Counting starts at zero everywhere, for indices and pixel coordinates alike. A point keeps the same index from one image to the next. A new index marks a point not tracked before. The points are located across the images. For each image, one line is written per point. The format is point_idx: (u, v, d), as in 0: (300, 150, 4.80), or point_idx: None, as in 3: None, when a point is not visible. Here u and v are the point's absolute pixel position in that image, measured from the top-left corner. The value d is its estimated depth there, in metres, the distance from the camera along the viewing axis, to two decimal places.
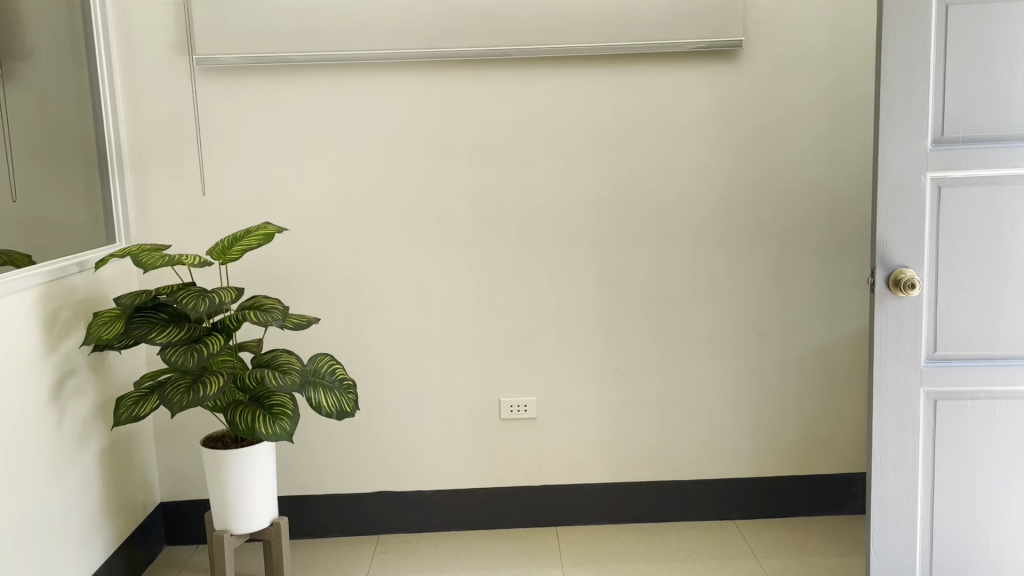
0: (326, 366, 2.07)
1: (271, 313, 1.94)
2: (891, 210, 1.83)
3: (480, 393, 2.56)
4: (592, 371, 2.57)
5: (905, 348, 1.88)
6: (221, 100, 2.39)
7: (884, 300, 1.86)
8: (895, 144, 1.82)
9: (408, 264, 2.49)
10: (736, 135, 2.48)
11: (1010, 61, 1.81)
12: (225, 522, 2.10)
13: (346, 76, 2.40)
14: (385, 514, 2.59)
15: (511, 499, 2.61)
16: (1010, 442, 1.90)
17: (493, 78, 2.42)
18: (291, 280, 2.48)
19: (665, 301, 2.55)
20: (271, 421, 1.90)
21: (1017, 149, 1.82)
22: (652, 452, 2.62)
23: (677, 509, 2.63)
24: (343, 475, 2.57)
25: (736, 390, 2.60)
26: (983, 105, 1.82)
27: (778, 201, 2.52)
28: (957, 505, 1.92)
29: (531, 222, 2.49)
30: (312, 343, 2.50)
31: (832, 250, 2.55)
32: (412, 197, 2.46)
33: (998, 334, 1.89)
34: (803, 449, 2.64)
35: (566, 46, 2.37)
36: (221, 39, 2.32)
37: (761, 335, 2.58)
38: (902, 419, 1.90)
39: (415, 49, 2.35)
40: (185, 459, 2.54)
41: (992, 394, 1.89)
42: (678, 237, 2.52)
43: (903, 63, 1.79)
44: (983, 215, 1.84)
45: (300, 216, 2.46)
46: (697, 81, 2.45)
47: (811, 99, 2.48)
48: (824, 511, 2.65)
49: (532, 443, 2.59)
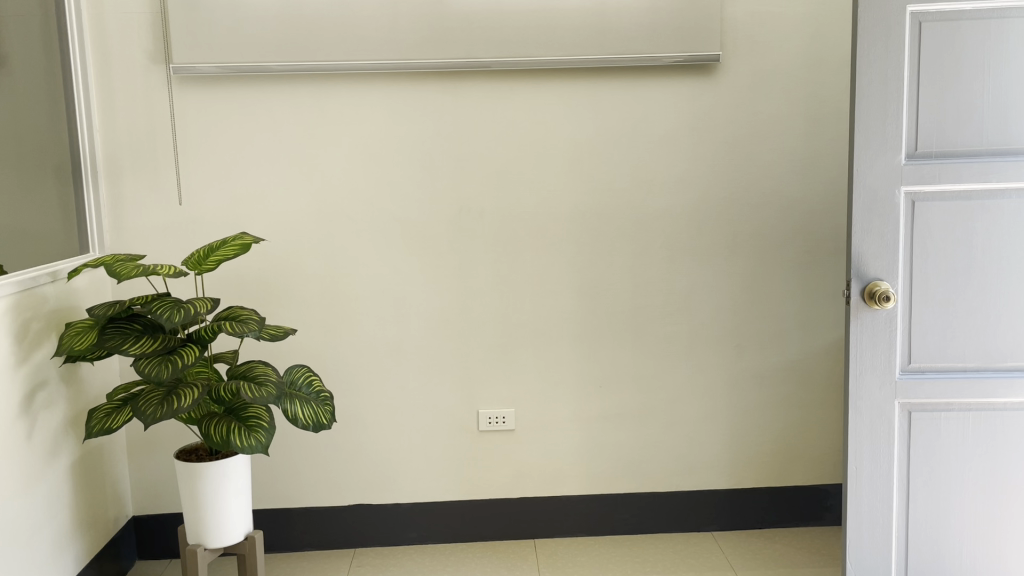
0: (302, 378, 2.05)
1: (247, 324, 1.92)
2: (866, 223, 1.85)
3: (458, 405, 2.55)
4: (572, 383, 2.57)
5: (880, 360, 1.89)
6: (198, 109, 2.38)
7: (860, 313, 1.88)
8: (870, 158, 1.84)
9: (387, 274, 2.48)
10: (713, 148, 2.50)
11: (982, 78, 1.83)
12: (198, 536, 2.07)
13: (325, 86, 2.39)
14: (362, 527, 2.57)
15: (489, 512, 2.60)
16: (983, 453, 1.92)
17: (472, 90, 2.43)
18: (268, 291, 2.46)
19: (643, 313, 2.56)
20: (246, 433, 1.88)
21: (989, 163, 1.84)
22: (629, 463, 2.62)
23: (655, 520, 2.63)
24: (318, 487, 2.55)
25: (714, 402, 2.61)
26: (956, 120, 1.84)
27: (755, 214, 2.54)
28: (932, 518, 1.94)
29: (510, 234, 2.50)
30: (289, 354, 2.48)
31: (809, 263, 2.57)
32: (391, 208, 2.46)
33: (971, 346, 1.90)
34: (781, 461, 2.65)
35: (545, 58, 2.37)
36: (197, 47, 2.30)
37: (739, 347, 2.59)
38: (877, 430, 1.91)
39: (393, 60, 2.35)
40: (159, 472, 2.51)
41: (966, 406, 1.91)
42: (657, 249, 2.53)
43: (878, 78, 1.82)
44: (956, 229, 1.86)
45: (277, 227, 2.44)
46: (675, 94, 2.47)
47: (788, 113, 2.50)
48: (801, 523, 2.66)
49: (509, 455, 2.58)
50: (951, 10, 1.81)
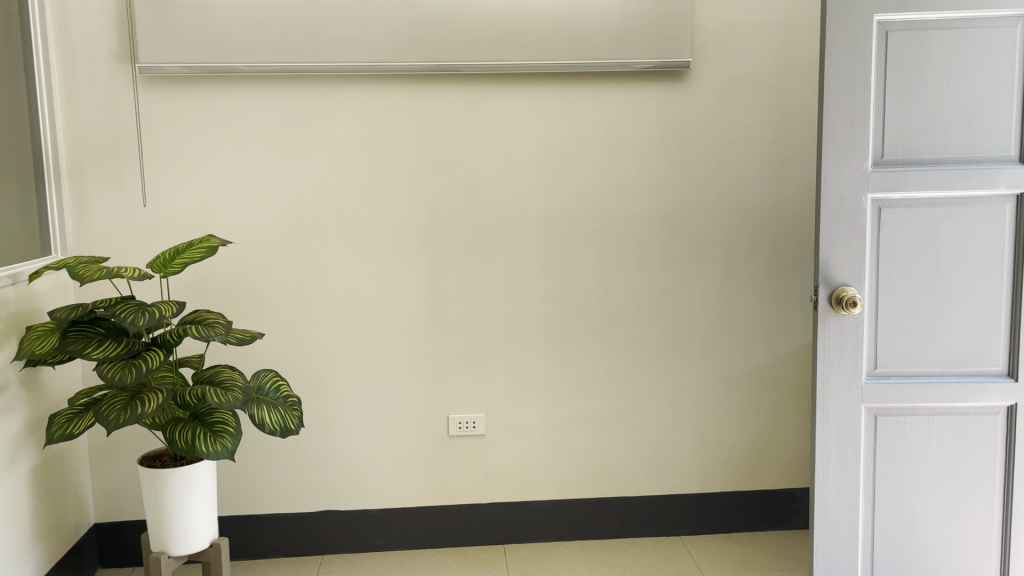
0: (269, 383, 2.02)
1: (213, 328, 1.89)
2: (833, 230, 1.87)
3: (428, 410, 2.53)
4: (542, 387, 2.56)
5: (846, 364, 1.91)
6: (165, 109, 2.34)
7: (827, 318, 1.90)
8: (837, 165, 1.85)
9: (356, 278, 2.46)
10: (683, 153, 2.52)
11: (946, 87, 1.86)
12: (161, 544, 2.03)
13: (295, 88, 2.37)
14: (329, 533, 2.54)
15: (459, 517, 2.58)
16: (947, 456, 1.94)
17: (443, 94, 2.42)
18: (235, 294, 2.43)
19: (614, 318, 2.56)
20: (212, 439, 1.85)
21: (953, 171, 1.87)
22: (599, 468, 2.62)
23: (625, 525, 2.63)
24: (286, 493, 2.52)
25: (683, 406, 2.62)
26: (921, 128, 1.87)
27: (725, 220, 2.55)
28: (898, 520, 1.96)
29: (480, 237, 2.49)
30: (257, 358, 2.46)
31: (778, 269, 2.59)
32: (360, 211, 2.44)
33: (935, 351, 1.92)
34: (748, 465, 2.67)
35: (517, 62, 2.37)
36: (164, 47, 2.27)
37: (708, 351, 2.60)
38: (844, 434, 1.93)
39: (363, 62, 2.33)
40: (122, 478, 2.46)
41: (931, 410, 1.93)
42: (627, 254, 2.54)
43: (845, 86, 1.84)
44: (922, 236, 1.89)
45: (245, 230, 2.41)
46: (646, 100, 2.48)
47: (758, 120, 2.53)
48: (768, 526, 2.68)
49: (479, 460, 2.57)
50: (917, 19, 1.84)
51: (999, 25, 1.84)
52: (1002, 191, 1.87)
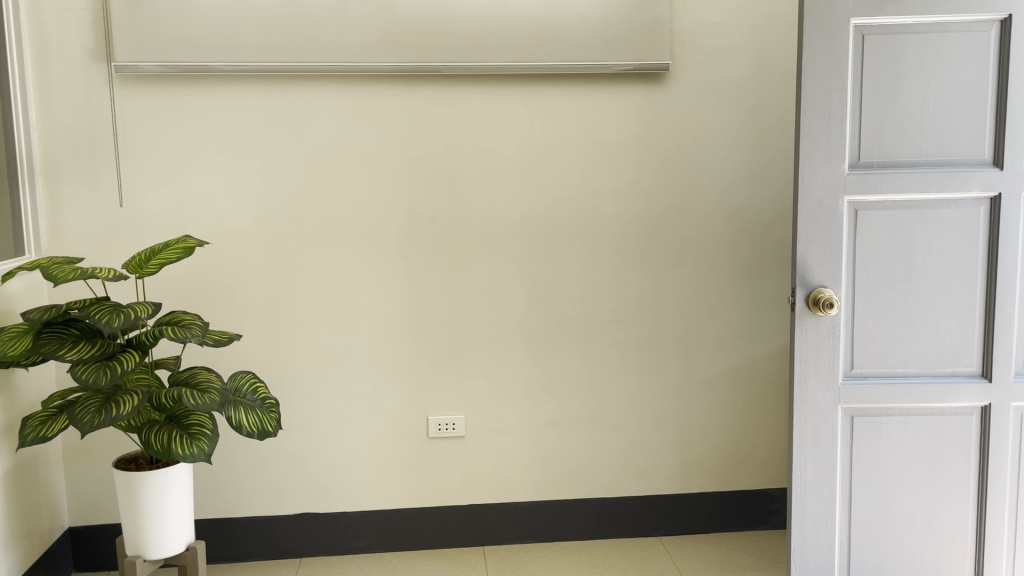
0: (246, 385, 2.00)
1: (190, 329, 1.87)
2: (810, 232, 1.88)
3: (408, 412, 2.52)
4: (521, 389, 2.56)
5: (823, 365, 1.92)
6: (141, 108, 2.32)
7: (804, 319, 1.91)
8: (814, 168, 1.87)
9: (335, 280, 2.45)
10: (662, 155, 2.53)
11: (921, 90, 1.87)
12: (137, 547, 2.01)
13: (273, 88, 2.36)
14: (308, 536, 2.52)
15: (438, 520, 2.57)
16: (922, 457, 1.95)
17: (423, 94, 2.41)
18: (212, 296, 2.41)
19: (593, 319, 2.57)
20: (188, 441, 1.83)
21: (929, 173, 1.87)
22: (579, 469, 2.62)
23: (604, 526, 2.64)
24: (264, 496, 2.50)
25: (663, 407, 2.62)
26: (897, 131, 1.88)
27: (703, 222, 2.57)
28: (873, 520, 1.97)
29: (460, 238, 2.48)
30: (234, 360, 2.44)
31: (756, 270, 2.61)
32: (339, 212, 2.42)
33: (910, 352, 1.94)
34: (727, 466, 2.68)
35: (497, 64, 2.37)
36: (141, 46, 2.25)
37: (687, 352, 2.61)
38: (820, 434, 1.94)
39: (343, 63, 2.32)
40: (96, 482, 2.43)
41: (906, 411, 1.94)
42: (606, 256, 2.54)
43: (822, 89, 1.85)
44: (897, 238, 1.90)
45: (222, 231, 2.39)
46: (625, 102, 2.49)
47: (736, 123, 2.54)
48: (746, 527, 2.70)
49: (459, 462, 2.56)
50: (893, 24, 1.85)
51: (974, 29, 1.85)
52: (977, 194, 1.88)
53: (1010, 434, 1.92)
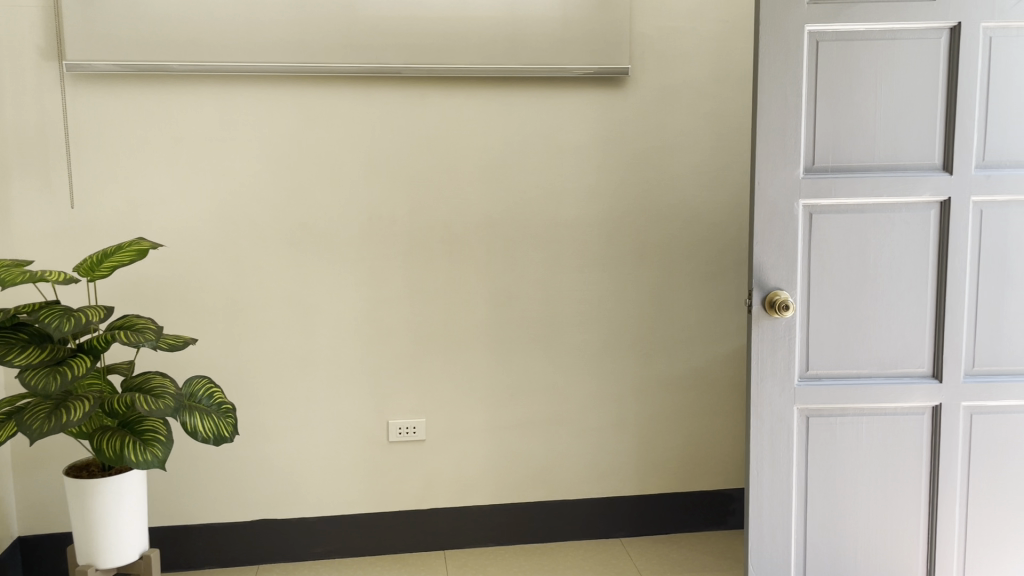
0: (202, 390, 1.96)
1: (143, 333, 1.83)
2: (766, 234, 1.91)
3: (367, 416, 2.50)
4: (482, 391, 2.56)
5: (779, 367, 1.94)
6: (94, 108, 2.27)
7: (760, 321, 1.93)
8: (770, 172, 1.89)
9: (293, 283, 2.42)
10: (622, 158, 2.54)
11: (874, 97, 1.90)
12: (88, 556, 1.96)
13: (229, 88, 2.32)
14: (265, 543, 2.49)
15: (398, 524, 2.55)
16: (875, 457, 1.98)
17: (382, 96, 2.40)
18: (167, 300, 2.37)
19: (554, 321, 2.57)
20: (141, 447, 1.79)
21: (881, 178, 1.90)
22: (540, 471, 2.62)
23: (565, 529, 2.64)
24: (220, 502, 2.46)
25: (622, 408, 2.64)
26: (850, 136, 1.91)
27: (662, 225, 2.59)
28: (829, 518, 2.00)
29: (420, 241, 2.47)
30: (190, 364, 2.40)
31: (714, 273, 2.63)
32: (297, 214, 2.40)
33: (864, 353, 1.97)
34: (686, 467, 2.70)
35: (457, 66, 2.37)
36: (94, 45, 2.20)
37: (646, 354, 2.63)
38: (777, 434, 1.96)
39: (301, 63, 2.30)
40: (47, 489, 2.38)
41: (860, 411, 1.97)
42: (567, 259, 2.55)
43: (777, 95, 1.88)
44: (850, 240, 1.93)
45: (177, 233, 2.35)
46: (585, 106, 2.50)
47: (694, 128, 2.57)
48: (705, 527, 2.72)
49: (419, 466, 2.55)
50: (846, 30, 1.88)
51: (925, 37, 1.88)
52: (927, 199, 1.91)
53: (960, 433, 1.96)
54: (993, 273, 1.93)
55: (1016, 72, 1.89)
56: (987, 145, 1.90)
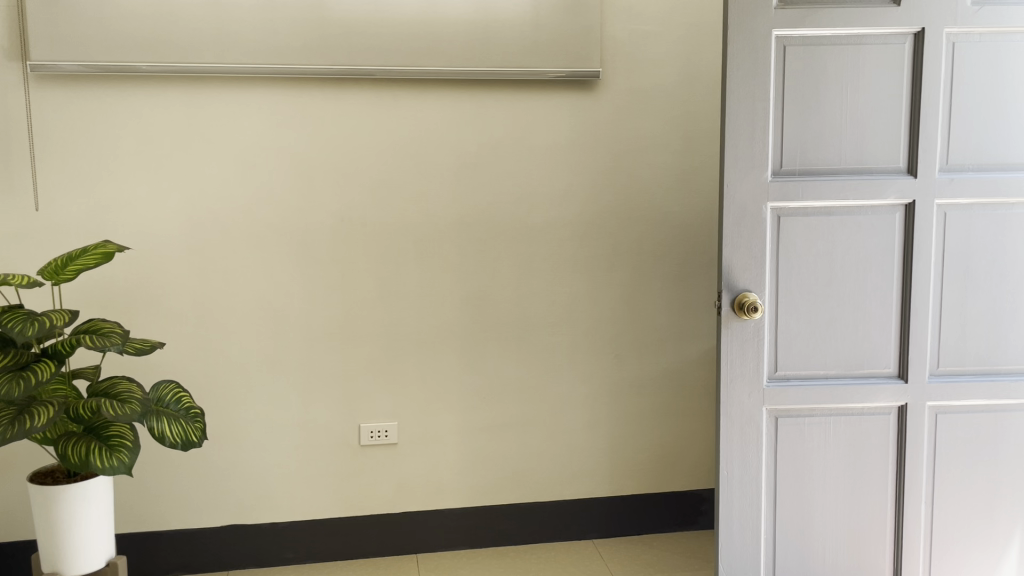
0: (169, 395, 1.94)
1: (109, 338, 1.80)
2: (735, 237, 1.93)
3: (338, 420, 2.49)
4: (454, 394, 2.55)
5: (748, 368, 1.96)
6: (60, 109, 2.24)
7: (730, 323, 1.95)
8: (739, 175, 1.91)
9: (263, 286, 2.40)
10: (593, 161, 2.55)
11: (840, 101, 1.92)
12: (53, 565, 1.92)
13: (198, 89, 2.30)
14: (235, 549, 2.46)
15: (370, 528, 2.54)
16: (843, 456, 2.00)
17: (353, 98, 2.39)
18: (135, 303, 2.34)
19: (526, 323, 2.57)
20: (108, 453, 1.77)
21: (848, 181, 1.93)
22: (512, 473, 2.62)
23: (538, 531, 2.64)
24: (189, 508, 2.43)
25: (594, 410, 2.65)
26: (817, 140, 1.93)
27: (633, 227, 2.60)
28: (798, 516, 2.02)
29: (391, 244, 2.46)
30: (157, 368, 2.37)
31: (685, 275, 2.65)
32: (267, 217, 2.38)
33: (831, 354, 1.99)
34: (658, 467, 2.72)
35: (428, 68, 2.37)
36: (59, 45, 2.17)
37: (618, 356, 2.64)
38: (746, 434, 1.98)
39: (270, 65, 2.29)
40: (10, 497, 2.34)
41: (828, 411, 1.99)
42: (539, 261, 2.56)
43: (745, 99, 1.89)
44: (817, 243, 1.95)
45: (144, 235, 2.32)
46: (557, 108, 2.51)
47: (665, 131, 2.58)
48: (677, 527, 2.74)
49: (390, 470, 2.54)
50: (813, 35, 1.90)
51: (889, 42, 1.91)
52: (892, 201, 1.94)
53: (926, 433, 1.99)
54: (956, 275, 1.97)
55: (978, 78, 1.92)
56: (951, 149, 1.93)
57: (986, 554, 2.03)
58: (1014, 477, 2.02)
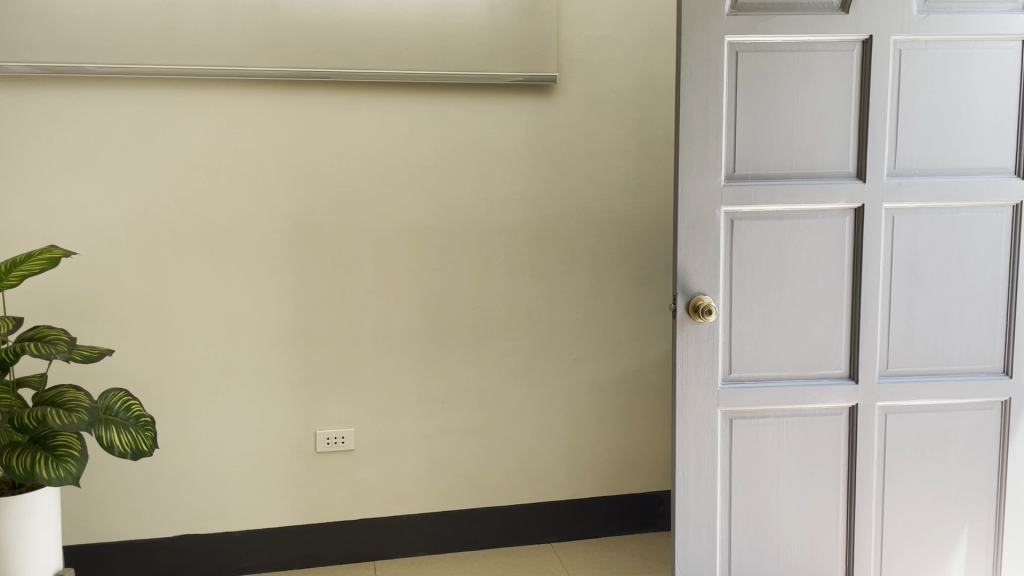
0: (119, 403, 1.89)
1: (55, 345, 1.76)
2: (690, 241, 1.95)
3: (294, 427, 2.46)
4: (411, 399, 2.54)
5: (703, 370, 1.98)
6: (5, 112, 2.19)
7: (685, 326, 1.97)
8: (692, 180, 1.93)
9: (217, 292, 2.36)
10: (550, 165, 2.56)
11: (791, 107, 1.95)
12: None
13: (148, 91, 2.26)
14: (187, 559, 2.41)
15: (327, 536, 2.51)
16: (796, 456, 2.03)
17: (308, 101, 2.36)
18: (83, 310, 2.29)
19: (484, 327, 2.57)
20: (54, 463, 1.71)
21: (799, 185, 1.96)
22: (471, 478, 2.61)
23: (497, 535, 2.64)
24: (139, 518, 2.38)
25: (552, 414, 2.65)
26: (769, 145, 1.96)
27: (590, 231, 2.61)
28: (753, 516, 2.04)
29: (347, 248, 2.44)
30: (106, 376, 2.32)
31: (642, 278, 2.66)
32: (220, 221, 2.35)
33: (784, 355, 2.01)
34: (616, 470, 2.73)
35: (384, 72, 2.36)
36: (3, 45, 2.12)
37: (576, 359, 2.65)
38: (702, 435, 2.00)
39: (223, 67, 2.26)
40: None
41: (781, 412, 2.02)
42: (497, 265, 2.55)
43: (698, 104, 1.92)
44: (770, 246, 1.98)
45: (92, 240, 2.27)
46: (513, 113, 2.51)
47: (621, 135, 2.60)
48: (635, 529, 2.75)
49: (348, 477, 2.51)
50: (764, 41, 1.93)
51: (838, 49, 1.94)
52: (842, 206, 1.97)
53: (876, 433, 2.03)
54: (904, 277, 2.01)
55: (924, 84, 1.96)
56: (898, 154, 1.97)
57: (934, 552, 2.07)
58: (961, 476, 2.06)
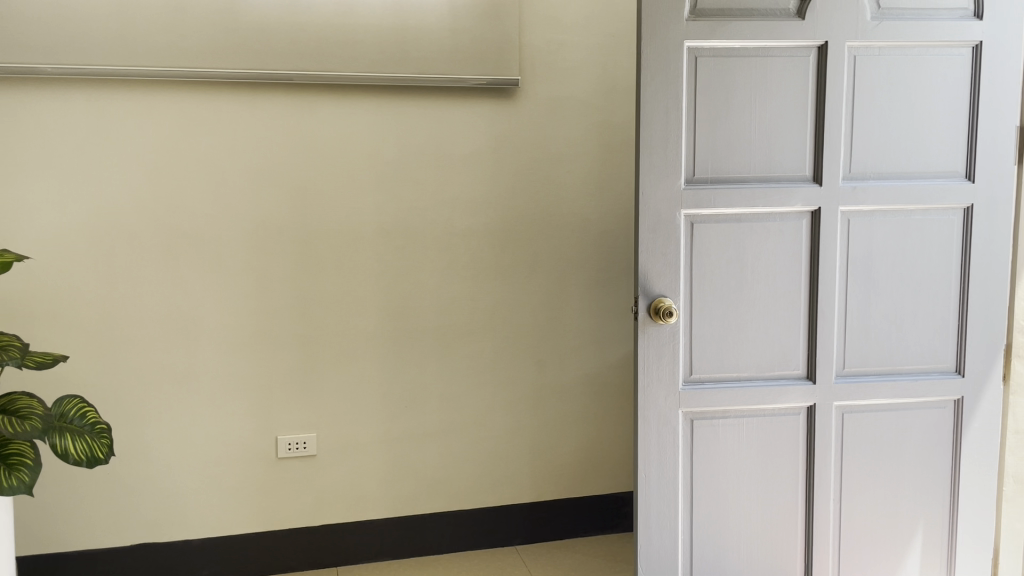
0: (74, 410, 1.84)
1: (6, 351, 1.71)
2: (650, 244, 1.96)
3: (255, 433, 2.43)
4: (374, 403, 2.52)
5: (665, 371, 2.00)
6: None
7: (646, 328, 1.99)
8: (653, 183, 1.95)
9: (175, 296, 2.33)
10: (512, 168, 2.57)
11: (749, 111, 1.98)
12: None
13: (104, 93, 2.22)
14: (145, 568, 2.37)
15: (288, 542, 2.49)
16: (756, 455, 2.05)
17: (268, 104, 2.34)
18: (36, 315, 2.24)
19: (446, 330, 2.57)
20: (6, 473, 1.66)
21: (757, 188, 1.99)
22: (434, 482, 2.61)
23: (460, 539, 2.63)
24: (95, 527, 2.34)
25: (515, 416, 2.65)
26: (728, 149, 1.98)
27: (552, 234, 2.62)
28: (714, 516, 2.06)
29: (308, 251, 2.42)
30: (61, 383, 2.28)
31: (604, 280, 2.68)
32: (178, 224, 2.31)
33: (743, 356, 2.04)
34: (580, 472, 2.74)
35: (346, 75, 2.35)
36: None
37: (538, 361, 2.66)
38: (663, 436, 2.02)
39: (181, 68, 2.23)
40: None
41: (741, 412, 2.04)
42: (459, 268, 2.55)
43: (659, 109, 1.94)
44: (729, 248, 2.00)
45: (46, 245, 2.23)
46: (476, 116, 2.52)
47: (582, 138, 2.62)
48: (599, 531, 2.76)
49: (309, 482, 2.49)
50: (722, 47, 1.95)
51: (794, 54, 1.97)
52: (799, 209, 2.01)
53: (833, 432, 2.06)
54: (859, 279, 2.04)
55: (877, 90, 2.00)
56: (853, 158, 2.01)
57: (890, 549, 2.11)
58: (916, 473, 2.10)
